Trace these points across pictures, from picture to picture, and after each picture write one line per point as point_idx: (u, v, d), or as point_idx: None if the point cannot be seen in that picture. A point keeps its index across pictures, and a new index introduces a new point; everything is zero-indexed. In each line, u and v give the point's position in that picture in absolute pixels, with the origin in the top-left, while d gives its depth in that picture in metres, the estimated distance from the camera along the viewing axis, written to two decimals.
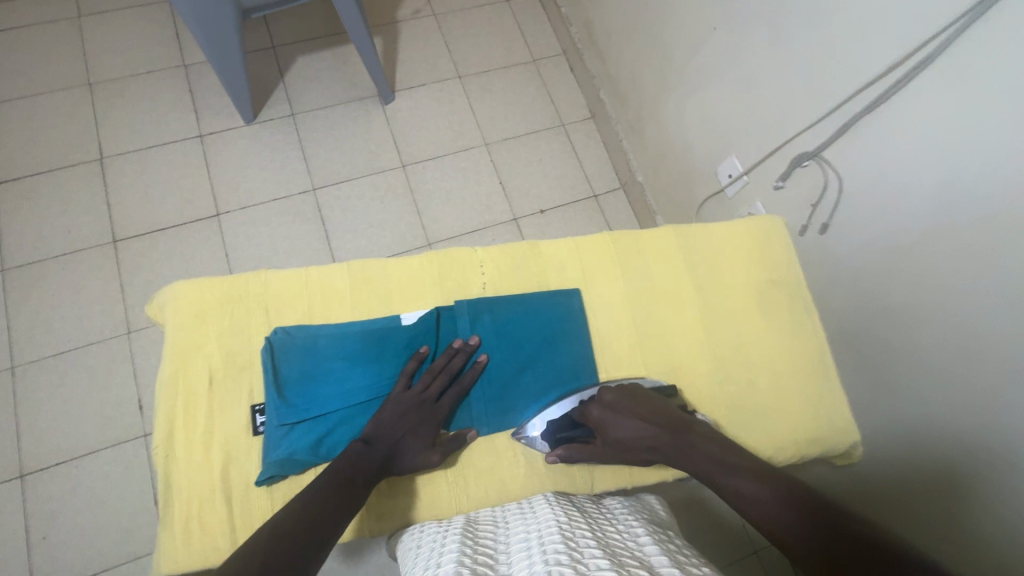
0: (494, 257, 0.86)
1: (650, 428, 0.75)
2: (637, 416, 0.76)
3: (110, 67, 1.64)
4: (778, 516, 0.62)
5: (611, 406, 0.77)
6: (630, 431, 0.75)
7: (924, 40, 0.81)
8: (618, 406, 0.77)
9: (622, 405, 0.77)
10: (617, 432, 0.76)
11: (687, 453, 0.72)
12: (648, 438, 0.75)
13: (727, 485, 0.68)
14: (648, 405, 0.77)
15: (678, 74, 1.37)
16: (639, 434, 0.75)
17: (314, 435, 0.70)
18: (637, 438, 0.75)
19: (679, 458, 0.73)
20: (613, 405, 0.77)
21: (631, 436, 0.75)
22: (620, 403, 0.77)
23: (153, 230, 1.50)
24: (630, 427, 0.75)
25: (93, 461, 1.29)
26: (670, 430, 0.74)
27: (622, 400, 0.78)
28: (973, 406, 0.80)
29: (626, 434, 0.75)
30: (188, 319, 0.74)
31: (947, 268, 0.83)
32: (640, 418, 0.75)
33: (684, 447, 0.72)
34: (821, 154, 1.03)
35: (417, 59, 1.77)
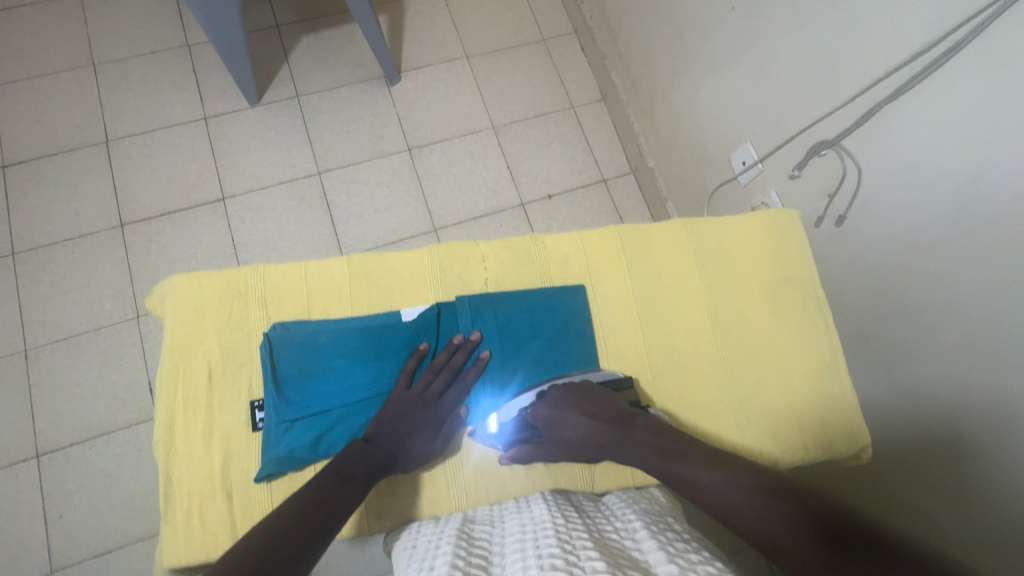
0: (497, 252, 0.84)
1: (600, 426, 0.73)
2: (584, 415, 0.74)
3: (114, 48, 1.61)
4: (730, 503, 0.62)
5: (557, 406, 0.75)
6: (577, 430, 0.73)
7: (956, 24, 0.76)
8: (562, 405, 0.75)
9: (568, 404, 0.75)
10: (563, 433, 0.74)
11: (637, 446, 0.71)
12: (595, 437, 0.73)
13: (680, 473, 0.67)
14: (594, 403, 0.75)
15: (694, 55, 1.31)
16: (587, 433, 0.73)
17: (312, 433, 0.69)
18: (584, 438, 0.73)
19: (630, 453, 0.72)
20: (559, 403, 0.75)
21: (580, 436, 0.73)
22: (566, 400, 0.75)
23: (160, 214, 1.49)
24: (576, 426, 0.73)
25: (106, 442, 1.32)
26: (617, 426, 0.73)
27: (566, 398, 0.75)
28: (991, 412, 0.77)
29: (573, 435, 0.73)
30: (186, 314, 0.74)
31: (972, 267, 0.78)
32: (587, 416, 0.74)
33: (629, 443, 0.71)
34: (841, 143, 0.98)
35: (424, 38, 1.72)
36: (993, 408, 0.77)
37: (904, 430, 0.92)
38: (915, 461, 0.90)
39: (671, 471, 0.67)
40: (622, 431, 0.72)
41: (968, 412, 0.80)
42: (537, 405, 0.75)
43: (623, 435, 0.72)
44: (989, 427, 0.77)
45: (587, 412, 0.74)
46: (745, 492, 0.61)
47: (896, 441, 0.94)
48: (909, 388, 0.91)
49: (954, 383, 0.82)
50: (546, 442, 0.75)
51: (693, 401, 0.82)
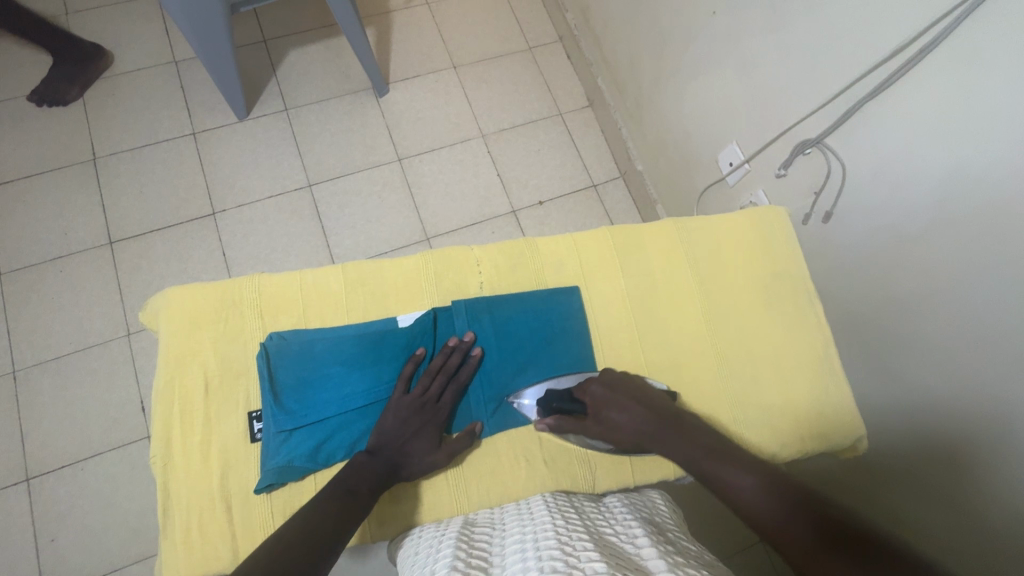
0: (491, 255, 0.84)
1: (649, 411, 0.75)
2: (634, 399, 0.76)
3: (102, 66, 1.61)
4: (764, 511, 0.62)
5: (611, 389, 0.77)
6: (630, 411, 0.75)
7: (929, 23, 0.79)
8: (617, 388, 0.77)
9: (621, 388, 0.77)
10: (615, 413, 0.75)
11: (679, 440, 0.73)
12: (641, 424, 0.75)
13: (718, 476, 0.68)
14: (643, 391, 0.77)
15: (678, 60, 1.34)
16: (637, 415, 0.75)
17: (312, 441, 0.69)
18: (632, 419, 0.75)
19: (669, 441, 0.73)
20: (613, 387, 0.77)
21: (630, 417, 0.75)
22: (620, 386, 0.77)
23: (150, 230, 1.48)
24: (627, 408, 0.75)
25: (98, 463, 1.29)
26: (664, 418, 0.75)
27: (620, 383, 0.78)
28: (982, 398, 0.78)
29: (622, 416, 0.75)
30: (181, 326, 0.73)
31: (956, 256, 0.80)
32: (637, 401, 0.76)
33: (673, 434, 0.73)
34: (824, 140, 1.00)
35: (411, 49, 1.73)
36: (983, 394, 0.78)
37: (896, 421, 0.94)
38: (906, 449, 0.91)
39: (711, 473, 0.69)
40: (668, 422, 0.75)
41: (960, 400, 0.82)
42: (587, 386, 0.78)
43: (667, 423, 0.75)
44: (980, 414, 0.79)
45: (637, 398, 0.76)
46: (782, 503, 0.62)
47: (889, 433, 0.95)
48: (901, 379, 0.93)
49: (945, 371, 0.84)
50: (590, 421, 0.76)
51: (689, 398, 0.83)
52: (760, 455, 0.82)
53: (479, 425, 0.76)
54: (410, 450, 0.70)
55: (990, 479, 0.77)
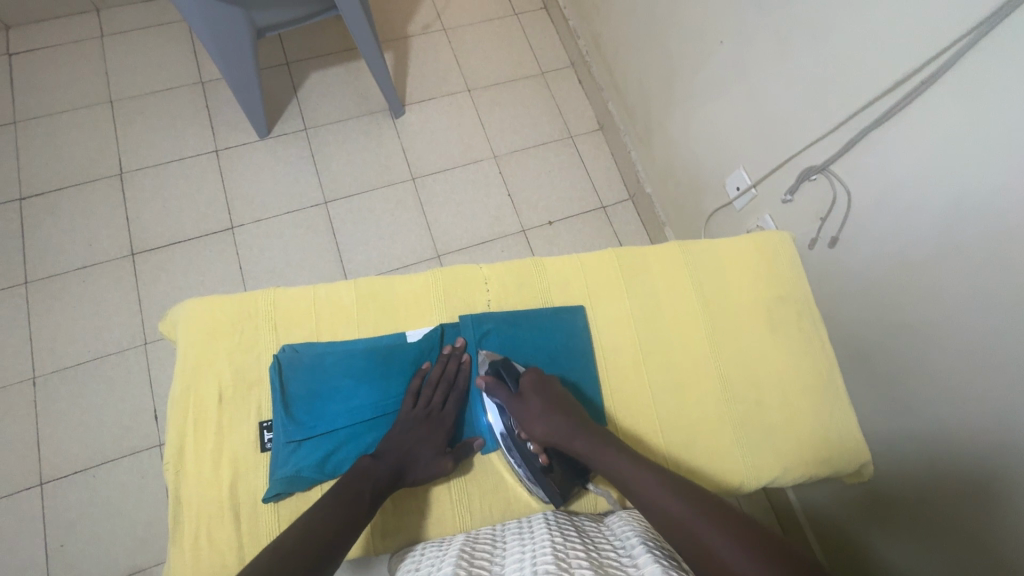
0: (499, 274, 0.86)
1: (564, 422, 0.74)
2: (548, 409, 0.75)
3: (132, 86, 1.69)
4: (670, 512, 0.65)
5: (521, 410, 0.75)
6: (544, 425, 0.73)
7: (932, 55, 0.81)
8: (530, 397, 0.75)
9: (534, 399, 0.75)
10: (528, 428, 0.74)
11: (586, 446, 0.73)
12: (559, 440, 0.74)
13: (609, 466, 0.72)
14: (557, 398, 0.76)
15: (686, 87, 1.37)
16: (551, 428, 0.73)
17: (320, 452, 0.71)
18: (544, 434, 0.74)
19: (586, 453, 0.73)
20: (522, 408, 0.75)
21: (543, 433, 0.74)
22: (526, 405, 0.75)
23: (170, 243, 1.53)
24: (543, 420, 0.74)
25: (110, 470, 1.32)
26: (579, 428, 0.74)
27: (535, 390, 0.76)
28: (993, 427, 0.78)
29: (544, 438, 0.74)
30: (198, 336, 0.76)
31: (962, 283, 0.81)
32: (550, 411, 0.75)
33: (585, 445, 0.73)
34: (830, 167, 1.02)
35: (427, 73, 1.79)
36: (995, 422, 0.78)
37: (905, 448, 0.93)
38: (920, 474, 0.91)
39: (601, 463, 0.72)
40: (586, 435, 0.74)
41: (972, 427, 0.82)
42: (503, 395, 0.76)
43: (585, 434, 0.74)
44: (993, 441, 0.79)
45: (551, 406, 0.75)
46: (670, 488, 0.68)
47: (899, 460, 0.94)
48: (909, 406, 0.92)
49: (955, 398, 0.84)
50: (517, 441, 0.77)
51: (692, 419, 0.83)
52: (764, 480, 0.81)
53: (480, 442, 0.77)
54: (416, 461, 0.72)
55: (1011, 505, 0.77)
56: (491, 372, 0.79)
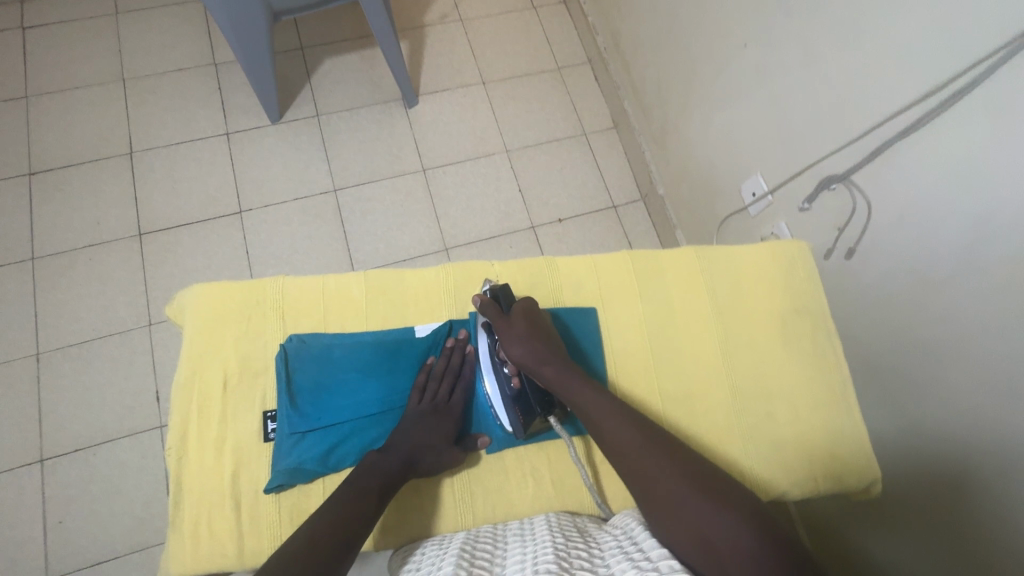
0: (511, 272, 0.85)
1: (544, 350, 0.74)
2: (530, 332, 0.75)
3: (145, 64, 1.68)
4: (665, 489, 0.64)
5: (504, 330, 0.76)
6: (522, 348, 0.74)
7: (964, 68, 0.79)
8: (517, 322, 0.76)
9: (520, 321, 0.76)
10: (507, 348, 0.75)
11: (557, 370, 0.74)
12: (534, 362, 0.74)
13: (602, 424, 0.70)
14: (542, 328, 0.77)
15: (705, 88, 1.35)
16: (529, 354, 0.74)
17: (324, 444, 0.70)
18: (519, 355, 0.74)
19: (556, 385, 0.73)
20: (505, 329, 0.76)
21: (519, 355, 0.74)
22: (511, 326, 0.76)
23: (178, 224, 1.53)
24: (524, 343, 0.74)
25: (110, 449, 1.32)
26: (557, 356, 0.75)
27: (523, 315, 0.77)
28: (1006, 451, 0.76)
29: (519, 356, 0.74)
30: (205, 322, 0.75)
31: (982, 301, 0.79)
32: (533, 337, 0.75)
33: (559, 371, 0.74)
34: (851, 177, 1.00)
35: (443, 63, 1.77)
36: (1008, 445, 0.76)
37: (912, 465, 0.92)
38: (924, 491, 0.89)
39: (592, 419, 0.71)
40: (560, 366, 0.74)
41: (983, 450, 0.79)
42: (493, 312, 0.77)
43: (561, 364, 0.74)
44: (1003, 465, 0.76)
45: (535, 333, 0.76)
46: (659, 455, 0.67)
47: (905, 478, 0.93)
48: (919, 423, 0.91)
49: (966, 417, 0.82)
50: (497, 362, 0.78)
51: (702, 428, 0.82)
52: (769, 492, 0.80)
53: (485, 438, 0.77)
54: (421, 453, 0.71)
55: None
56: (487, 293, 0.79)
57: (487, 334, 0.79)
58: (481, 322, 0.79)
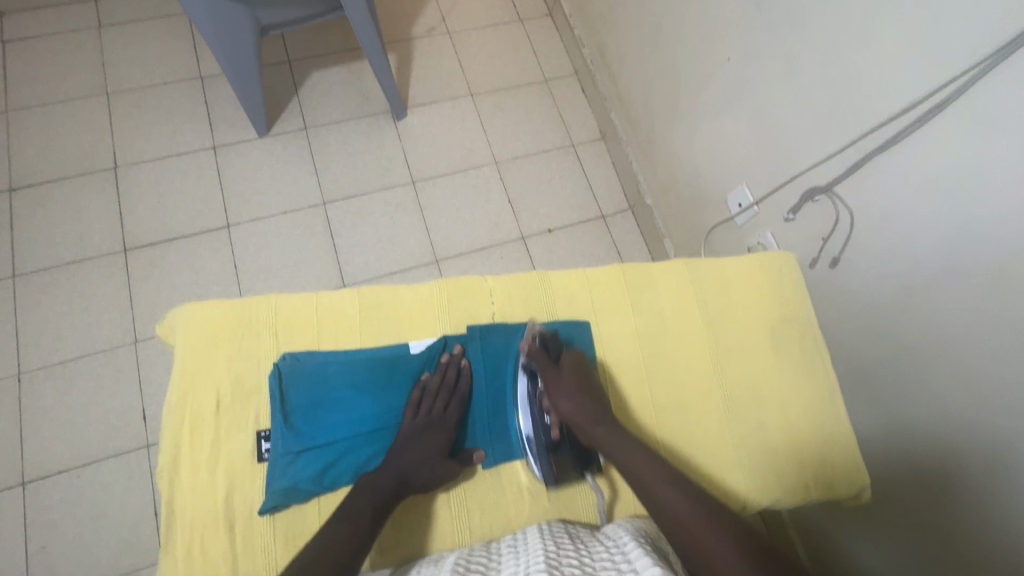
0: (504, 286, 0.86)
1: (591, 406, 0.77)
2: (579, 388, 0.77)
3: (130, 78, 1.66)
4: (682, 519, 0.67)
5: (555, 386, 0.78)
6: (572, 404, 0.76)
7: (939, 84, 0.82)
8: (567, 376, 0.79)
9: (569, 374, 0.79)
10: (557, 404, 0.77)
11: (598, 423, 0.76)
12: (581, 415, 0.76)
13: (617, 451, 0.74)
14: (591, 384, 0.79)
15: (690, 100, 1.38)
16: (578, 412, 0.76)
17: (320, 463, 0.69)
18: (568, 410, 0.76)
19: (599, 436, 0.75)
20: (556, 385, 0.78)
21: (567, 409, 0.76)
22: (564, 382, 0.78)
23: (164, 239, 1.51)
24: (572, 398, 0.77)
25: (95, 470, 1.29)
26: (604, 415, 0.77)
27: (573, 369, 0.79)
28: (989, 455, 0.79)
29: (567, 408, 0.76)
30: (198, 341, 0.74)
31: (962, 310, 0.82)
32: (581, 391, 0.77)
33: (604, 422, 0.76)
34: (833, 189, 1.03)
35: (431, 76, 1.78)
36: (991, 449, 0.79)
37: (898, 470, 0.94)
38: (909, 494, 0.92)
39: (612, 448, 0.75)
40: (609, 426, 0.76)
41: (968, 455, 0.82)
42: (542, 360, 0.79)
43: (607, 421, 0.76)
44: (988, 468, 0.79)
45: (584, 385, 0.78)
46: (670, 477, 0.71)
47: (891, 483, 0.96)
48: (905, 430, 0.93)
49: (949, 422, 0.85)
50: (537, 410, 0.79)
51: (696, 439, 0.83)
52: (764, 501, 0.81)
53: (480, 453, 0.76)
54: (415, 472, 0.70)
55: (1006, 531, 0.78)
56: (536, 339, 0.81)
57: (526, 378, 0.80)
58: (521, 362, 0.81)
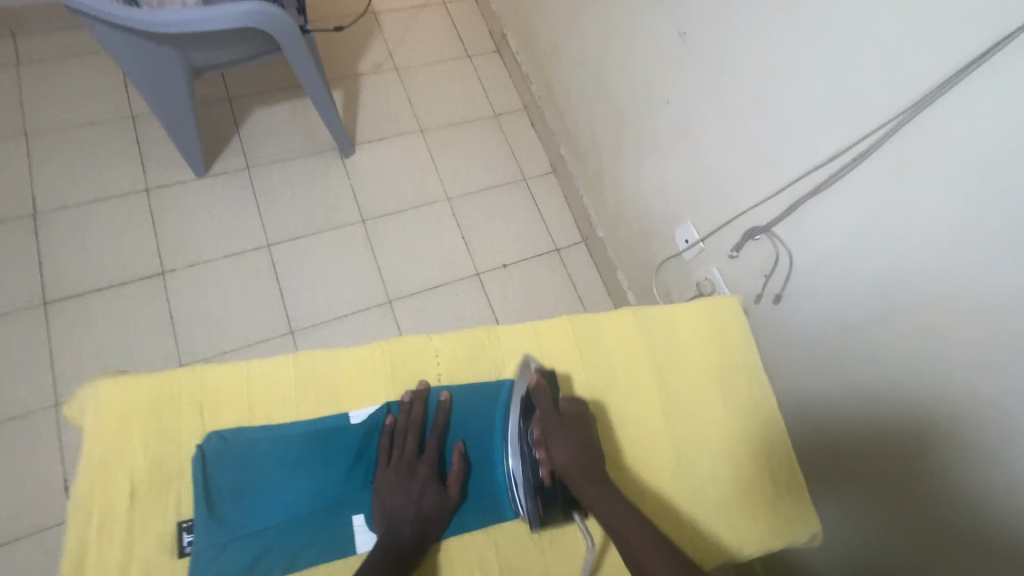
0: (450, 345, 0.83)
1: (586, 459, 0.75)
2: (577, 441, 0.75)
3: (52, 118, 1.56)
4: None
5: (552, 430, 0.75)
6: (567, 454, 0.74)
7: (862, 134, 0.88)
8: (567, 422, 0.77)
9: (570, 422, 0.77)
10: (552, 453, 0.74)
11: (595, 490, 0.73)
12: (581, 468, 0.74)
13: (597, 501, 0.72)
14: (589, 439, 0.77)
15: (634, 138, 1.42)
16: (572, 462, 0.73)
17: (248, 556, 0.64)
18: (563, 461, 0.74)
19: (598, 501, 0.72)
20: (553, 429, 0.75)
21: (562, 461, 0.74)
22: (563, 429, 0.76)
23: (90, 290, 1.40)
24: (568, 448, 0.74)
25: (8, 554, 1.15)
26: (597, 472, 0.74)
27: (574, 421, 0.77)
28: (932, 489, 0.83)
29: (564, 459, 0.74)
30: (108, 425, 0.67)
31: (895, 347, 0.87)
32: (579, 445, 0.75)
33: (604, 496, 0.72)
34: (772, 229, 1.06)
35: (379, 113, 1.76)
36: (932, 483, 0.83)
37: (848, 503, 0.97)
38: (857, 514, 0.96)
39: (595, 502, 0.72)
40: (599, 481, 0.74)
41: (913, 488, 0.86)
42: (542, 396, 0.78)
43: (600, 475, 0.74)
44: (937, 502, 0.83)
45: (582, 441, 0.76)
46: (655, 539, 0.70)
47: (848, 516, 0.97)
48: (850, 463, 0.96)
49: (889, 453, 0.89)
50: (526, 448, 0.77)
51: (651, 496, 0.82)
52: (719, 556, 0.81)
53: (456, 491, 0.73)
54: (401, 517, 0.69)
55: (955, 554, 0.83)
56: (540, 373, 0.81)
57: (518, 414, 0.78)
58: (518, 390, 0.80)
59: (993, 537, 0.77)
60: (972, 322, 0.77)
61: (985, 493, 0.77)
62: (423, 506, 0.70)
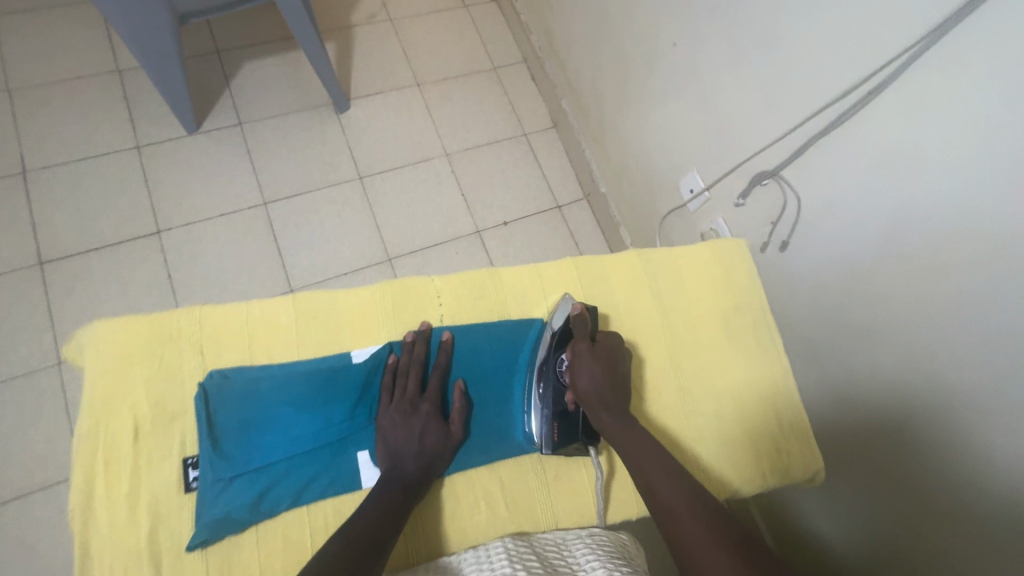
0: (452, 287, 0.82)
1: (610, 389, 0.76)
2: (604, 370, 0.76)
3: (35, 73, 1.50)
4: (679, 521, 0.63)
5: (579, 356, 0.77)
6: (592, 381, 0.75)
7: (875, 68, 0.83)
8: (597, 352, 0.78)
9: (601, 353, 0.77)
10: (577, 376, 0.76)
11: (613, 418, 0.74)
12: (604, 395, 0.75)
13: (618, 434, 0.73)
14: (619, 371, 0.78)
15: (638, 87, 1.37)
16: (595, 388, 0.75)
17: (255, 489, 0.64)
18: (588, 386, 0.75)
19: (613, 430, 0.73)
20: (582, 356, 0.77)
21: (586, 385, 0.75)
22: (592, 356, 0.77)
23: (86, 250, 1.38)
24: (593, 377, 0.75)
25: (20, 507, 1.17)
26: (619, 403, 0.75)
27: (607, 353, 0.78)
28: (932, 432, 0.83)
29: (587, 384, 0.75)
30: (110, 363, 0.67)
31: (902, 289, 0.85)
32: (606, 373, 0.76)
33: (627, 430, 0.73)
34: (781, 173, 1.03)
35: (374, 65, 1.70)
36: (933, 425, 0.83)
37: (849, 446, 0.98)
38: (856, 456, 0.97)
39: (616, 431, 0.73)
40: (618, 414, 0.74)
41: (914, 430, 0.86)
42: (578, 324, 0.79)
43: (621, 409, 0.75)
44: (938, 444, 0.83)
45: (608, 370, 0.76)
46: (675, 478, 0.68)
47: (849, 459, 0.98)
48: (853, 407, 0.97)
49: (894, 394, 0.89)
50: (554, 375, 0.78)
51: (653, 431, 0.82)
52: (721, 491, 0.81)
53: (459, 428, 0.73)
54: (405, 453, 0.69)
55: (952, 495, 0.83)
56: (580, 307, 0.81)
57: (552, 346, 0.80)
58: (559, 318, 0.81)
59: (992, 478, 0.77)
60: (985, 261, 0.74)
61: (984, 433, 0.77)
62: (426, 442, 0.70)
